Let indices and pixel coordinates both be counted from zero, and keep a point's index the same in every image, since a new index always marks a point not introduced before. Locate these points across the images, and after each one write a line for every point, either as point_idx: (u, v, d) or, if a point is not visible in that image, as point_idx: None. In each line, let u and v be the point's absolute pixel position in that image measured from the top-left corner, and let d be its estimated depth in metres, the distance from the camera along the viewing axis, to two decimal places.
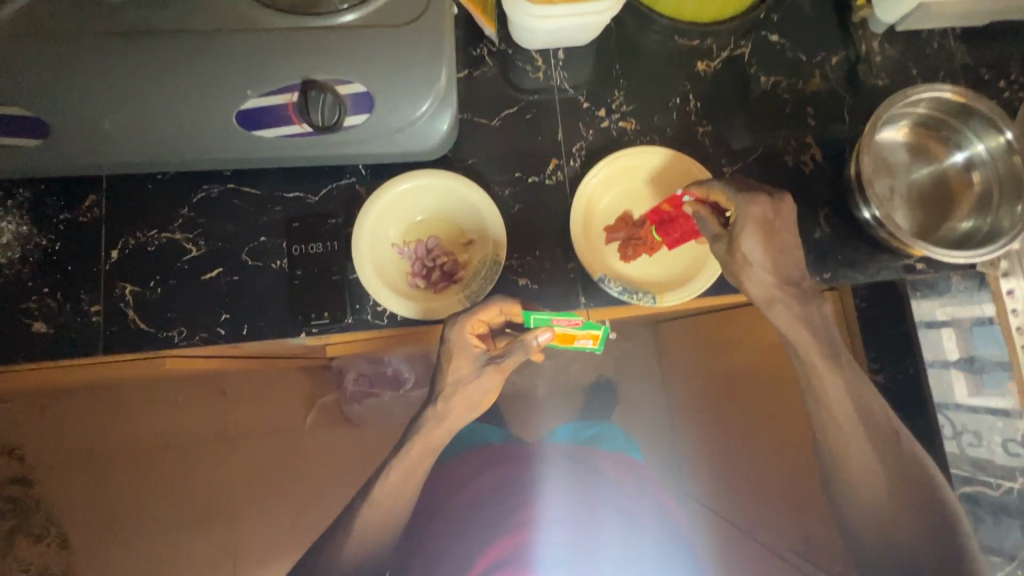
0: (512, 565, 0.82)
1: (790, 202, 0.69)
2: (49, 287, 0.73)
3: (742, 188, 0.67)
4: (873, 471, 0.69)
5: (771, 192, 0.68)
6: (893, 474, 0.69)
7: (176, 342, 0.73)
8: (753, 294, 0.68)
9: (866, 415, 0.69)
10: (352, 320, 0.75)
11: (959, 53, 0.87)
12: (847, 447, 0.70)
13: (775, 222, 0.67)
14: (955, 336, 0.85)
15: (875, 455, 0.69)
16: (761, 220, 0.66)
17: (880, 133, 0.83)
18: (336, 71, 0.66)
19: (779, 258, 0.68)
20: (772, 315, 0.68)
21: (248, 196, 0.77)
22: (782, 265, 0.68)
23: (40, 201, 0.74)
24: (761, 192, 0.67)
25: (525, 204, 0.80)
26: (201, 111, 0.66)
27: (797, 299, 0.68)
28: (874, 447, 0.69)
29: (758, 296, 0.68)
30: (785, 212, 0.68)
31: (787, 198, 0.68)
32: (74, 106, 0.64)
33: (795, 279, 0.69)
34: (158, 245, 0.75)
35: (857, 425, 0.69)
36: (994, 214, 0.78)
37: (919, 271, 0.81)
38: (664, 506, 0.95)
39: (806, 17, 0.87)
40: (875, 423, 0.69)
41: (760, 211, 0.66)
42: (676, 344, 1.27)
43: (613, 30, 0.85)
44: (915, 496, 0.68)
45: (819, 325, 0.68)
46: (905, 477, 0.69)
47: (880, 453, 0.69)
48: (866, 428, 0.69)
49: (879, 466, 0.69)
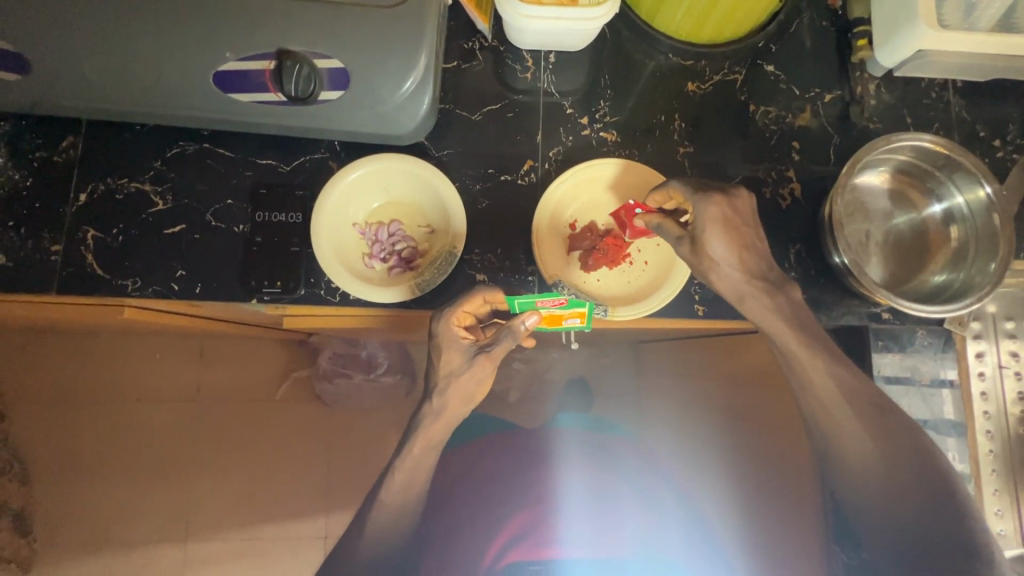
0: (530, 539, 0.87)
1: (746, 197, 0.70)
2: (14, 221, 0.74)
3: (699, 188, 0.68)
4: (874, 465, 0.68)
5: (726, 188, 0.69)
6: (891, 463, 0.67)
7: (129, 292, 0.74)
8: (721, 289, 0.70)
9: (857, 398, 0.68)
10: (304, 292, 0.75)
11: (957, 107, 0.86)
12: (846, 433, 0.69)
13: (735, 219, 0.68)
14: (918, 392, 0.82)
15: (872, 442, 0.68)
16: (722, 219, 0.67)
17: (860, 177, 0.82)
18: (312, 42, 0.64)
19: (745, 261, 0.69)
20: (745, 309, 0.71)
21: (221, 157, 0.78)
22: (748, 261, 0.69)
23: (19, 136, 0.75)
24: (716, 189, 0.68)
25: (493, 202, 0.80)
26: (172, 68, 0.65)
27: (767, 292, 0.69)
28: (870, 430, 0.68)
29: (729, 292, 0.70)
30: (740, 207, 0.69)
31: (742, 192, 0.69)
32: (45, 48, 0.62)
33: (764, 272, 0.70)
34: (127, 194, 0.76)
35: (852, 411, 0.68)
36: (967, 270, 0.77)
37: (885, 320, 0.83)
38: (684, 494, 0.93)
39: (806, 52, 0.86)
40: (904, 462, 0.67)
41: (717, 211, 0.67)
42: (655, 363, 1.26)
43: (608, 40, 0.85)
44: (918, 487, 0.66)
45: (791, 316, 0.69)
46: (905, 461, 0.67)
47: (875, 437, 0.68)
48: (863, 408, 0.68)
49: (875, 452, 0.68)
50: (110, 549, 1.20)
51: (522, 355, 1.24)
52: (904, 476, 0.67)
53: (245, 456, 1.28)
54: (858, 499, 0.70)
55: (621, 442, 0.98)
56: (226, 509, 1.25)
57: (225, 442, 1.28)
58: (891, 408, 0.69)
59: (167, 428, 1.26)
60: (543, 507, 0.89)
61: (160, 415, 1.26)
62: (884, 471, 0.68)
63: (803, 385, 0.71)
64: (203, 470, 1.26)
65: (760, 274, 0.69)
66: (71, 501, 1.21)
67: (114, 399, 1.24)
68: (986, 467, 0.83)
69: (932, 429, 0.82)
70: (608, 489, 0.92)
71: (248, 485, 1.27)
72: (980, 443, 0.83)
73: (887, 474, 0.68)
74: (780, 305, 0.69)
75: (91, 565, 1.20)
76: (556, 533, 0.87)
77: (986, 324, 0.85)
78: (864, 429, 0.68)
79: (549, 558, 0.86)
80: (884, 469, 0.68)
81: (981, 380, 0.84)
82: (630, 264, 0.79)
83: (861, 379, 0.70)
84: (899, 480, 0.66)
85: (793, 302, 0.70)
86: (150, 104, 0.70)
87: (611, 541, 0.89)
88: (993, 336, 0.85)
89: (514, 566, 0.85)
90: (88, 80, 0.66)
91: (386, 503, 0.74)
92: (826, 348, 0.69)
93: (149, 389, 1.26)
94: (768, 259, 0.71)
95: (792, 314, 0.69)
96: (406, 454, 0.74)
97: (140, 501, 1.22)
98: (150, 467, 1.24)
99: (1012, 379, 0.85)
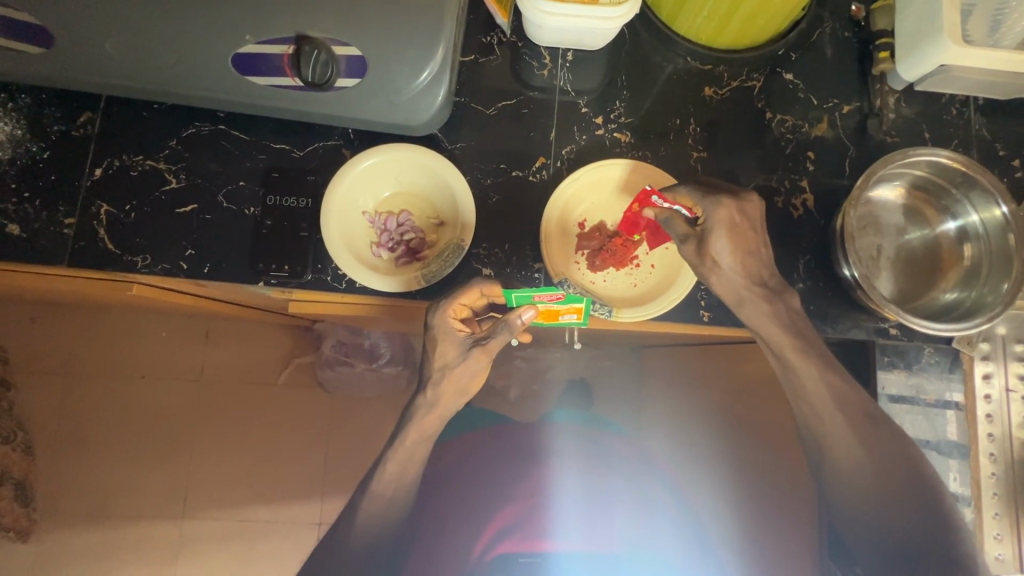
0: (523, 533, 0.87)
1: (758, 203, 0.70)
2: (30, 192, 0.75)
3: (705, 194, 0.69)
4: (862, 473, 0.71)
5: (737, 193, 0.69)
6: (875, 470, 0.71)
7: (138, 269, 0.75)
8: (721, 293, 0.71)
9: (852, 409, 0.71)
10: (310, 278, 0.76)
11: (976, 124, 0.86)
12: (836, 445, 0.72)
13: (746, 221, 0.68)
14: (920, 410, 0.83)
15: (865, 450, 0.71)
16: (730, 224, 0.68)
17: (875, 191, 0.81)
18: (330, 30, 0.64)
19: (738, 274, 0.69)
20: (744, 314, 0.71)
21: (236, 139, 0.78)
22: (744, 274, 0.70)
23: (39, 109, 0.76)
24: (729, 191, 0.68)
25: (502, 197, 0.80)
26: (192, 50, 0.65)
27: (760, 299, 0.70)
28: (862, 439, 0.71)
29: (727, 294, 0.70)
30: (751, 212, 0.69)
31: (755, 200, 0.69)
32: (68, 24, 0.63)
33: (763, 279, 0.71)
34: (141, 171, 0.77)
35: (846, 421, 0.71)
36: (978, 290, 0.76)
37: (891, 335, 0.82)
38: (680, 492, 0.93)
39: (826, 62, 0.86)
40: (894, 471, 0.70)
41: (727, 214, 0.67)
42: (658, 368, 1.25)
43: (628, 41, 0.84)
44: (903, 494, 0.70)
45: (786, 323, 0.71)
46: (892, 471, 0.70)
47: (865, 444, 0.71)
48: (843, 427, 0.71)
49: (869, 460, 0.71)
50: (109, 522, 1.22)
51: (523, 352, 1.21)
52: (891, 483, 0.70)
53: (245, 437, 1.29)
54: (857, 504, 0.72)
55: (614, 438, 0.98)
56: (223, 488, 1.26)
57: (225, 423, 1.28)
58: (881, 419, 0.72)
59: (169, 405, 1.27)
60: (534, 500, 0.89)
61: (163, 392, 1.27)
62: (867, 480, 0.71)
63: (801, 399, 0.73)
64: (203, 449, 1.27)
65: (751, 292, 0.70)
66: (72, 473, 1.22)
67: (119, 374, 1.26)
68: (986, 490, 0.82)
69: (934, 449, 0.83)
70: (600, 487, 0.92)
71: (246, 466, 1.28)
72: (981, 465, 0.82)
73: (870, 485, 0.71)
74: (765, 321, 0.71)
75: (93, 536, 1.21)
76: (548, 526, 0.88)
77: (994, 345, 0.83)
78: (852, 442, 0.71)
79: (542, 551, 0.87)
80: (875, 479, 0.71)
81: (985, 402, 0.83)
82: (636, 266, 0.79)
83: (855, 395, 0.72)
84: (894, 490, 0.70)
85: (787, 315, 0.71)
86: (166, 83, 0.70)
87: (604, 536, 0.90)
88: (1001, 358, 0.83)
89: (505, 557, 0.86)
90: (109, 58, 0.66)
91: (378, 492, 0.75)
92: (822, 362, 0.71)
93: (155, 366, 1.27)
94: (762, 275, 0.71)
95: (783, 325, 0.71)
96: (398, 446, 0.74)
97: (140, 476, 1.24)
98: (151, 443, 1.26)
99: (1018, 403, 0.83)
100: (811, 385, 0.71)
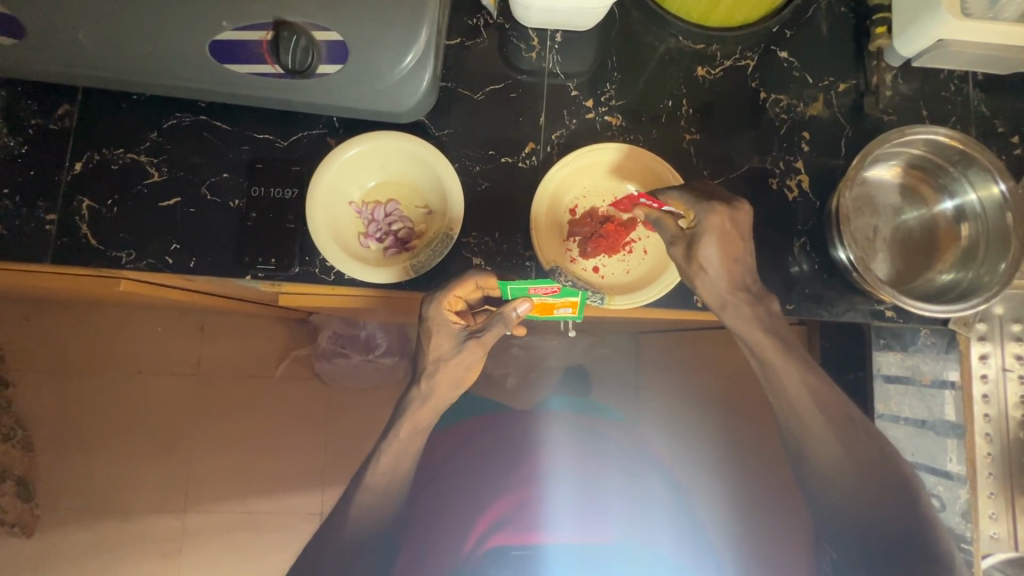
0: (517, 526, 0.88)
1: (747, 209, 0.67)
2: (10, 188, 0.73)
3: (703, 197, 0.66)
4: (854, 459, 0.71)
5: (730, 198, 0.66)
6: (863, 463, 0.71)
7: (124, 264, 0.74)
8: (706, 298, 0.69)
9: (838, 399, 0.71)
10: (298, 270, 0.74)
11: (975, 100, 0.84)
12: (830, 432, 0.71)
13: (733, 231, 0.66)
14: (906, 390, 0.85)
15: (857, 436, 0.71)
16: (721, 230, 0.65)
17: (870, 171, 0.80)
18: (311, 15, 0.62)
19: (735, 264, 0.68)
20: (726, 317, 0.70)
21: (219, 130, 0.77)
22: (738, 269, 0.68)
23: (16, 102, 0.74)
24: (719, 199, 0.66)
25: (491, 183, 0.79)
26: (168, 38, 0.63)
27: (754, 298, 0.69)
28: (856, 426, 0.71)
29: (712, 301, 0.69)
30: (742, 221, 0.67)
31: (745, 207, 0.67)
32: (38, 14, 0.60)
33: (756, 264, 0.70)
34: (122, 164, 0.76)
35: (828, 421, 0.71)
36: (975, 269, 0.75)
37: (888, 317, 0.81)
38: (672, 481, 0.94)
39: (821, 39, 0.84)
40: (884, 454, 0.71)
41: (719, 222, 0.65)
42: (656, 353, 1.25)
43: (618, 20, 0.82)
44: (888, 482, 0.71)
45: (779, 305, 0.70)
46: (880, 457, 0.71)
47: (853, 434, 0.71)
48: (837, 413, 0.71)
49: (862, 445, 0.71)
50: (109, 517, 1.22)
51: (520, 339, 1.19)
52: (878, 466, 0.71)
53: (242, 431, 1.29)
54: (854, 487, 0.71)
55: (611, 427, 0.97)
56: (221, 481, 1.26)
57: (221, 416, 1.28)
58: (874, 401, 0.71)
59: (165, 400, 1.27)
60: (529, 488, 0.89)
61: (158, 386, 1.27)
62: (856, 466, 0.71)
63: (782, 396, 0.72)
64: (199, 442, 1.27)
65: (748, 278, 0.69)
66: (70, 470, 1.22)
67: (114, 371, 1.25)
68: (982, 470, 0.82)
69: (929, 428, 0.85)
70: (595, 476, 0.92)
71: (244, 458, 1.28)
72: (977, 446, 0.82)
73: (862, 470, 0.71)
74: (764, 310, 0.69)
75: (95, 531, 1.22)
76: (542, 517, 0.89)
77: (991, 325, 0.83)
78: (838, 437, 0.71)
79: (536, 542, 0.88)
80: (863, 464, 0.71)
81: (982, 382, 0.83)
82: (630, 252, 0.78)
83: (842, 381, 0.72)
84: (879, 473, 0.71)
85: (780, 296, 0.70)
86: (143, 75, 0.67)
87: (597, 526, 0.90)
88: (997, 338, 0.83)
89: (497, 550, 0.87)
90: (82, 49, 0.64)
91: (372, 485, 0.74)
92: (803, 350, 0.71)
93: (150, 361, 1.27)
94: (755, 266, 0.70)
95: (777, 310, 0.70)
96: (392, 439, 0.73)
97: (138, 473, 1.24)
98: (149, 439, 1.25)
99: (1014, 382, 0.83)
100: (805, 367, 0.71)
